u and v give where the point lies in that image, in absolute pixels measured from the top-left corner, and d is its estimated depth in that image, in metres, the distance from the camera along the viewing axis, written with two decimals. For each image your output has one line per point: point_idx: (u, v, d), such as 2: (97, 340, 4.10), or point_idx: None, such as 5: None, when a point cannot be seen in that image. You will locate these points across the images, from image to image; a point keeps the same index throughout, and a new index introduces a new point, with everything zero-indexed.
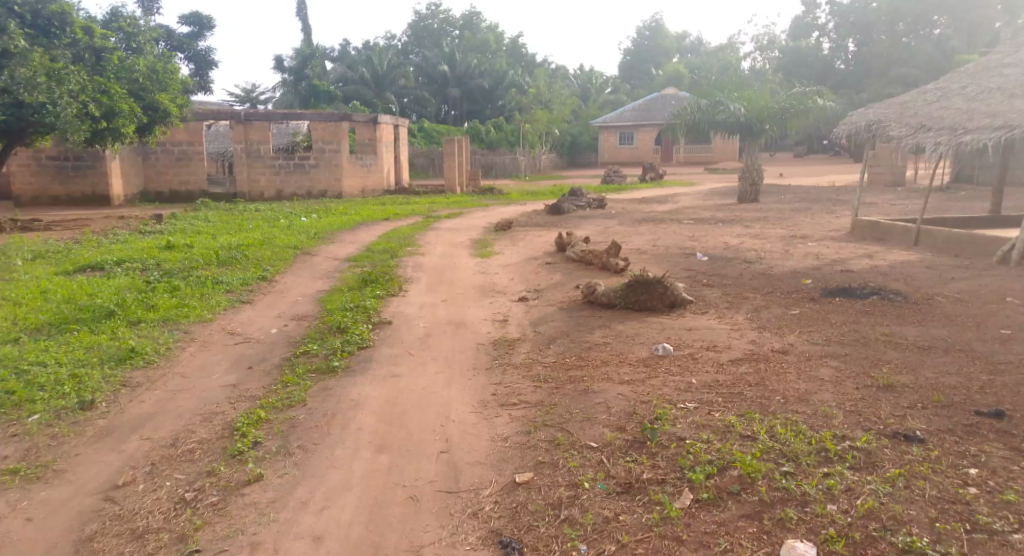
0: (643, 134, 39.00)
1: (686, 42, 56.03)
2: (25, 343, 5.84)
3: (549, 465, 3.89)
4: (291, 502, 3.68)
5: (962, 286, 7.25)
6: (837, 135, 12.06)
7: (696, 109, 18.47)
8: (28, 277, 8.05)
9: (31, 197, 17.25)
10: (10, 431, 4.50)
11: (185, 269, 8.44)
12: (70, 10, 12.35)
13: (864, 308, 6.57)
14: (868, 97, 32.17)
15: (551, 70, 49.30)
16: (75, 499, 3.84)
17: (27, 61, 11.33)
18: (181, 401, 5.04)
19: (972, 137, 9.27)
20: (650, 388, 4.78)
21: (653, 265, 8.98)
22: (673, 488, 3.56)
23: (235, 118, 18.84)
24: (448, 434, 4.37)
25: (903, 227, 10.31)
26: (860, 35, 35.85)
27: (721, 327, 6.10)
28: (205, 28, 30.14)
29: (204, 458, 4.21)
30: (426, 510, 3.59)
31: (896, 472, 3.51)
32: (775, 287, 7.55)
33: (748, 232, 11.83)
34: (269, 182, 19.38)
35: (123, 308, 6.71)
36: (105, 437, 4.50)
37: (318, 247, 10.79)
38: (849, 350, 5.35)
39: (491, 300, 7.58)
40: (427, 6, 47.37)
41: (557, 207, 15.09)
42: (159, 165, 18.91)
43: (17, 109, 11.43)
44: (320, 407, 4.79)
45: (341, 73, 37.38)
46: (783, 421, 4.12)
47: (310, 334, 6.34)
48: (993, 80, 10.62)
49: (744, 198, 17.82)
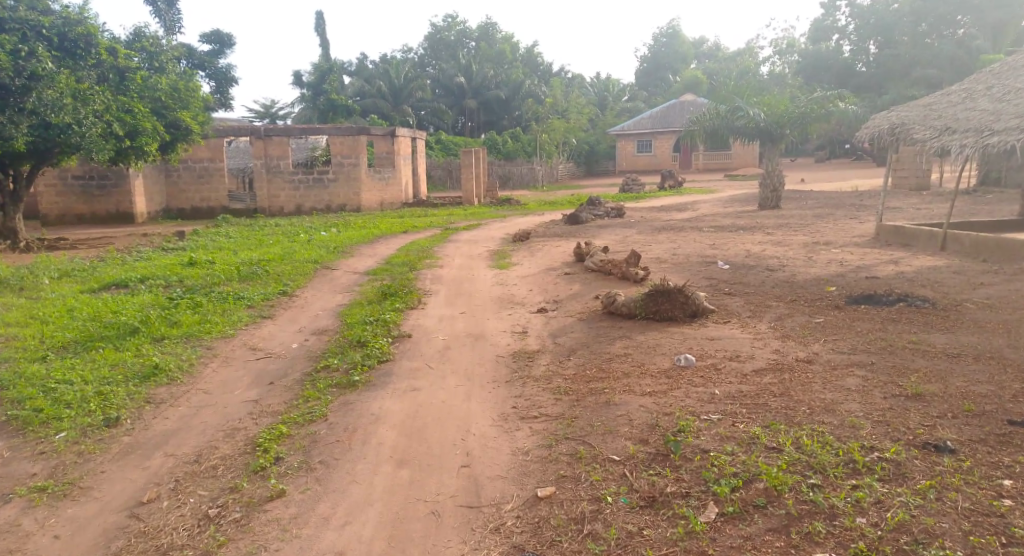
0: (660, 141, 38.91)
1: (704, 47, 55.76)
2: (52, 361, 5.93)
3: (571, 479, 3.86)
4: (312, 518, 3.68)
5: (993, 292, 7.10)
6: (859, 139, 11.93)
7: (714, 116, 18.47)
8: (55, 296, 8.20)
9: (57, 215, 17.56)
10: (38, 449, 4.56)
11: (207, 285, 8.54)
12: (96, 32, 12.49)
13: (891, 316, 6.45)
14: (890, 99, 31.77)
15: (567, 78, 49.35)
16: (100, 516, 3.87)
17: (54, 83, 11.58)
18: (204, 416, 5.08)
19: (999, 139, 9.10)
20: (673, 399, 4.72)
21: (673, 275, 8.90)
22: (697, 502, 3.51)
23: (255, 134, 19.07)
24: (469, 448, 4.35)
25: (929, 232, 10.14)
26: (882, 37, 35.47)
27: (745, 337, 6.02)
28: (226, 46, 30.62)
29: (227, 474, 4.23)
30: (447, 526, 3.57)
31: (927, 484, 3.43)
32: (799, 295, 7.45)
33: (770, 240, 11.70)
34: (289, 197, 19.59)
35: (147, 325, 6.79)
36: (130, 454, 4.54)
37: (338, 261, 10.86)
38: (877, 359, 5.25)
39: (510, 311, 7.57)
40: (443, 19, 47.77)
41: (575, 217, 15.09)
42: (181, 183, 19.20)
43: (44, 130, 11.73)
44: (341, 422, 4.80)
45: (359, 87, 37.75)
46: (809, 432, 4.05)
47: (331, 348, 6.37)
48: (1020, 79, 10.42)
49: (765, 205, 17.60)
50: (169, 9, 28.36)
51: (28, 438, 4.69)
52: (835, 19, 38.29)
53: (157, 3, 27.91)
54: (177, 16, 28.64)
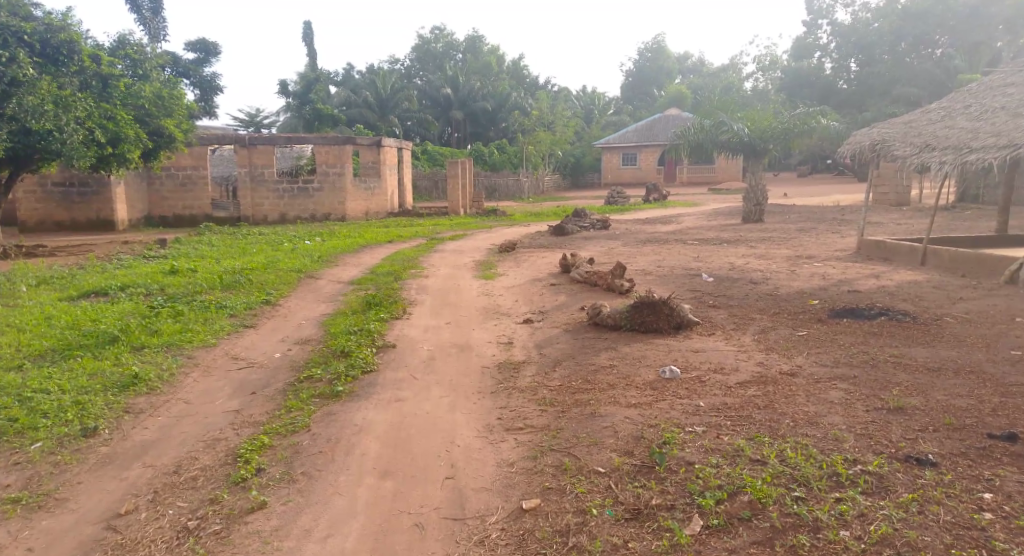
0: (645, 154, 39.21)
1: (689, 62, 56.42)
2: (29, 370, 5.82)
3: (556, 491, 3.84)
4: (294, 530, 3.63)
5: (972, 307, 7.19)
6: (841, 155, 12.11)
7: (699, 130, 18.65)
8: (33, 303, 8.06)
9: (35, 222, 17.29)
10: (12, 459, 4.46)
11: (189, 294, 8.44)
12: (79, 39, 12.40)
13: (873, 329, 6.52)
14: (870, 116, 32.24)
15: (553, 91, 49.59)
16: (76, 528, 3.79)
17: (35, 89, 11.46)
18: (184, 427, 5.00)
19: (977, 156, 9.25)
20: (657, 411, 4.72)
21: (658, 286, 8.94)
22: (682, 515, 3.50)
23: (239, 143, 18.97)
24: (453, 459, 4.32)
25: (909, 247, 10.27)
26: (862, 56, 36.07)
27: (729, 349, 6.05)
28: (211, 54, 30.48)
29: (207, 485, 4.16)
30: (431, 538, 3.53)
31: (909, 497, 3.45)
32: (782, 308, 7.50)
33: (754, 253, 11.78)
34: (274, 206, 19.47)
35: (127, 334, 6.69)
36: (108, 465, 4.46)
37: (322, 270, 10.80)
38: (859, 373, 5.28)
39: (496, 322, 7.56)
40: (431, 31, 47.91)
41: (561, 228, 15.13)
42: (164, 191, 19.02)
43: (24, 136, 11.60)
44: (324, 432, 4.75)
45: (345, 97, 37.63)
46: (793, 444, 4.07)
47: (314, 358, 6.32)
48: (997, 98, 10.60)
49: (748, 218, 17.73)
50: (154, 17, 28.22)
51: (2, 448, 4.59)
52: (817, 37, 38.94)
53: (142, 11, 27.79)
54: (162, 24, 28.51)
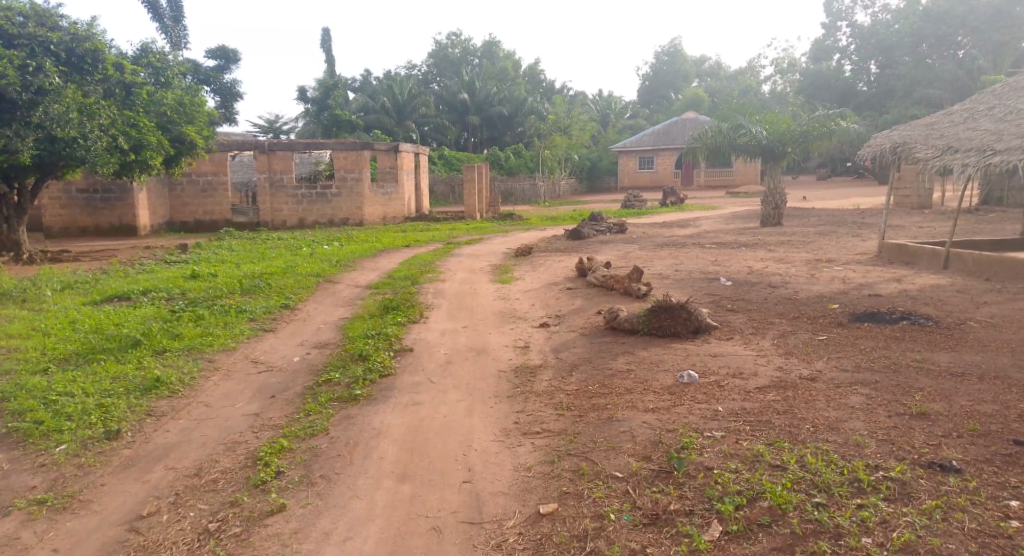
0: (662, 158, 39.13)
1: (706, 66, 55.29)
2: (53, 374, 5.91)
3: (574, 496, 3.83)
4: (313, 534, 3.65)
5: (996, 311, 7.08)
6: (861, 158, 12.01)
7: (717, 134, 18.48)
8: (57, 308, 8.18)
9: (60, 228, 17.58)
10: (38, 461, 4.54)
11: (209, 298, 8.54)
12: (103, 47, 12.58)
13: (894, 334, 6.43)
14: (891, 119, 31.94)
15: (569, 95, 49.64)
16: (99, 530, 3.84)
17: (60, 98, 11.66)
18: (206, 429, 5.06)
19: (1000, 158, 9.12)
20: (675, 416, 4.69)
21: (675, 290, 8.89)
22: (701, 520, 3.49)
23: (259, 149, 19.20)
24: (471, 463, 4.32)
25: (932, 250, 10.13)
26: (883, 58, 35.90)
27: (747, 354, 6.01)
28: (232, 61, 30.84)
29: (228, 488, 4.20)
30: (449, 542, 3.54)
31: (933, 504, 3.40)
32: (802, 312, 7.44)
33: (773, 257, 11.69)
34: (292, 211, 19.62)
35: (149, 338, 6.78)
36: (130, 467, 4.51)
37: (340, 274, 10.88)
38: (880, 378, 5.22)
39: (512, 326, 7.57)
40: (448, 37, 48.21)
41: (576, 232, 15.14)
42: (185, 197, 19.27)
43: (49, 144, 11.80)
44: (342, 436, 4.78)
45: (363, 103, 37.84)
46: (813, 450, 4.03)
47: (332, 362, 6.36)
48: (1021, 100, 10.46)
49: (767, 222, 17.62)
50: (175, 25, 28.65)
51: (29, 450, 4.67)
52: (836, 40, 38.74)
53: (163, 19, 28.17)
54: (183, 31, 28.92)
